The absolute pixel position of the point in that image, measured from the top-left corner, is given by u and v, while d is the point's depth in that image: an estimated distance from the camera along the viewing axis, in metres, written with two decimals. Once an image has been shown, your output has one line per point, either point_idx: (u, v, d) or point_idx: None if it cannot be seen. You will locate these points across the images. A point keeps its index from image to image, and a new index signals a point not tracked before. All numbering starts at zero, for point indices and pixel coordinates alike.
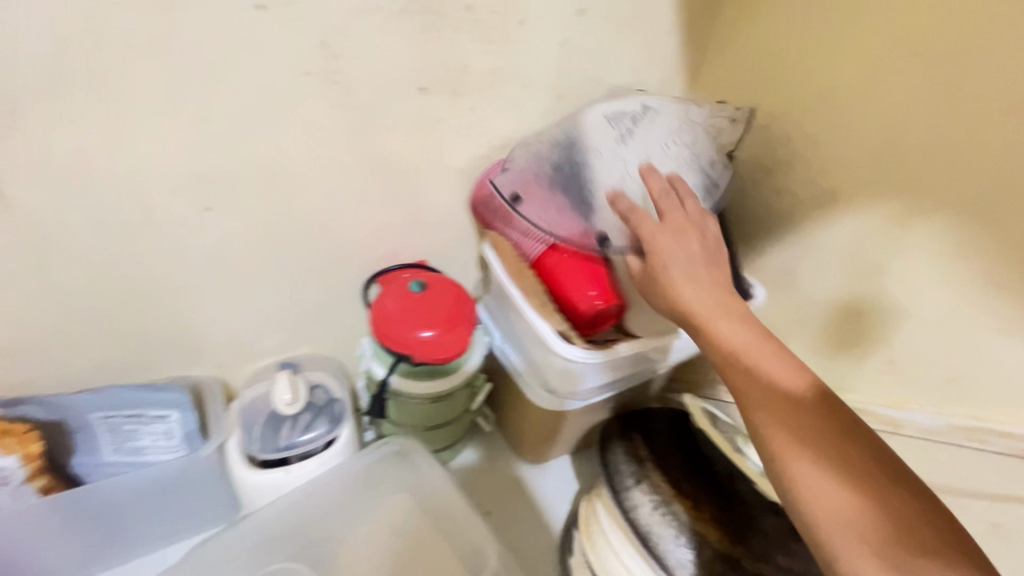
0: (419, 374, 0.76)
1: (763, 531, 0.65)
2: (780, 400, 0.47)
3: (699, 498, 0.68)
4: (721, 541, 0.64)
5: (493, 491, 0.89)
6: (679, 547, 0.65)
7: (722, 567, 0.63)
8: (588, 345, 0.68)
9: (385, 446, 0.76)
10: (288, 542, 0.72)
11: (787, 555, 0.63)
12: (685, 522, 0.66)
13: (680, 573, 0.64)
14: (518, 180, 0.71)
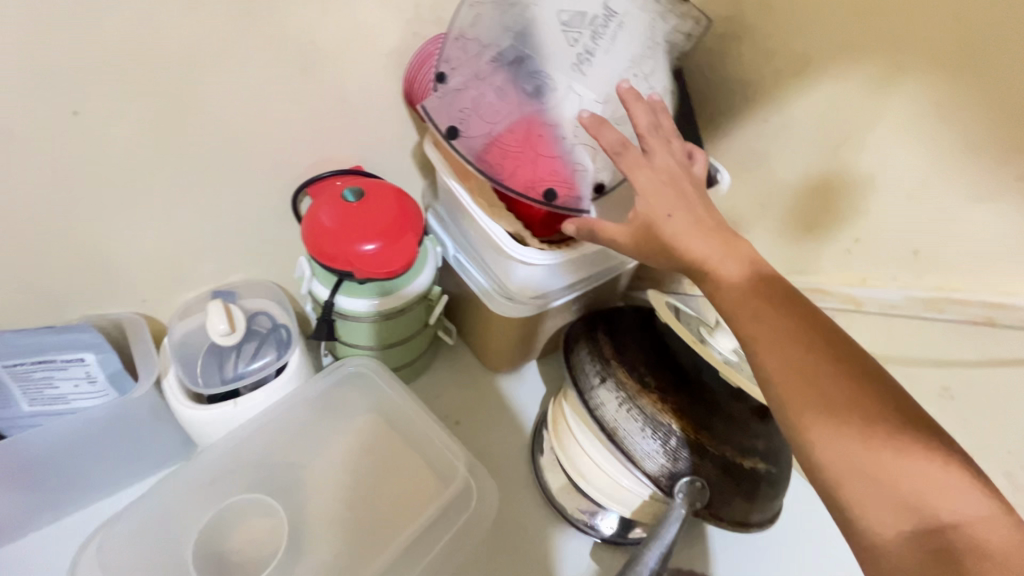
0: (366, 293, 0.70)
1: (727, 416, 0.66)
2: (796, 348, 0.41)
3: (664, 389, 0.67)
4: (687, 429, 0.64)
5: (462, 401, 0.87)
6: (646, 439, 0.65)
7: (687, 453, 0.64)
8: (544, 246, 0.63)
9: (346, 367, 0.74)
10: (244, 474, 0.68)
11: (748, 436, 0.65)
12: (651, 414, 0.65)
13: (647, 463, 0.65)
14: (444, 103, 0.60)
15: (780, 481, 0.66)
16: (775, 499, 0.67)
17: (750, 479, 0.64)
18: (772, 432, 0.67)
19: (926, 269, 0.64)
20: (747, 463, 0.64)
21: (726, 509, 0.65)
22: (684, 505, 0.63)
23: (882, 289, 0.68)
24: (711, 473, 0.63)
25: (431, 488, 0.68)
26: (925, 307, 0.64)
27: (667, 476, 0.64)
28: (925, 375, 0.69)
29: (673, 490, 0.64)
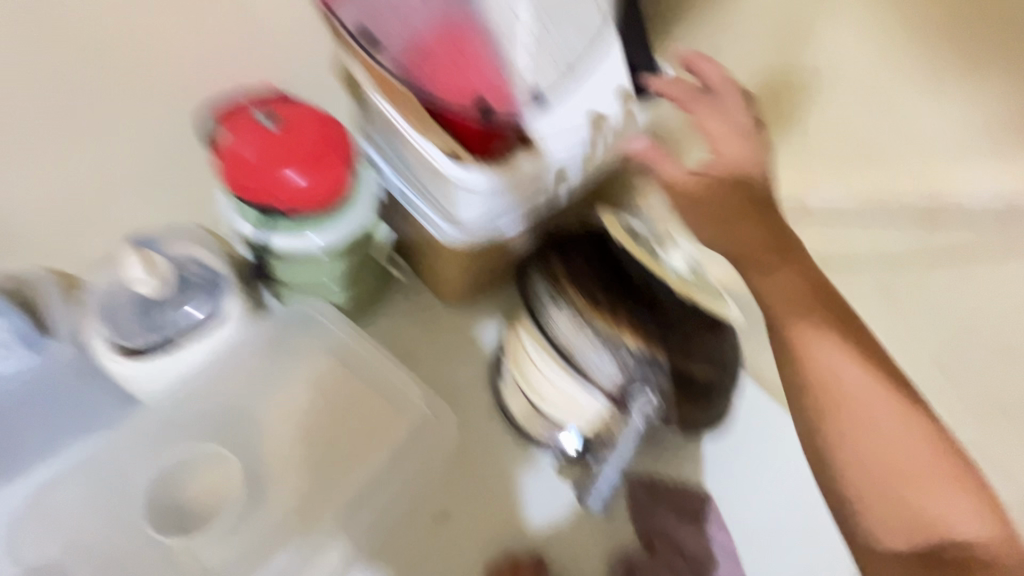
0: (296, 227, 0.63)
1: (676, 326, 0.67)
2: (853, 390, 0.53)
3: (616, 306, 0.66)
4: (638, 343, 0.65)
5: (418, 334, 0.85)
6: (599, 357, 0.66)
7: (638, 366, 0.65)
8: (482, 164, 0.59)
9: (290, 309, 0.71)
10: (194, 423, 0.66)
11: (695, 344, 0.67)
12: (603, 332, 0.65)
13: (601, 379, 0.66)
14: (359, 7, 0.58)
15: (723, 381, 0.71)
16: (717, 397, 0.72)
17: (697, 382, 0.67)
18: (721, 341, 0.69)
19: (872, 164, 0.63)
20: (692, 367, 0.67)
21: (673, 411, 0.69)
22: (637, 413, 0.66)
23: (829, 190, 0.67)
24: (660, 382, 0.66)
25: (387, 418, 0.68)
26: (866, 204, 0.65)
27: (621, 389, 0.66)
28: (865, 273, 0.70)
29: (626, 401, 0.66)
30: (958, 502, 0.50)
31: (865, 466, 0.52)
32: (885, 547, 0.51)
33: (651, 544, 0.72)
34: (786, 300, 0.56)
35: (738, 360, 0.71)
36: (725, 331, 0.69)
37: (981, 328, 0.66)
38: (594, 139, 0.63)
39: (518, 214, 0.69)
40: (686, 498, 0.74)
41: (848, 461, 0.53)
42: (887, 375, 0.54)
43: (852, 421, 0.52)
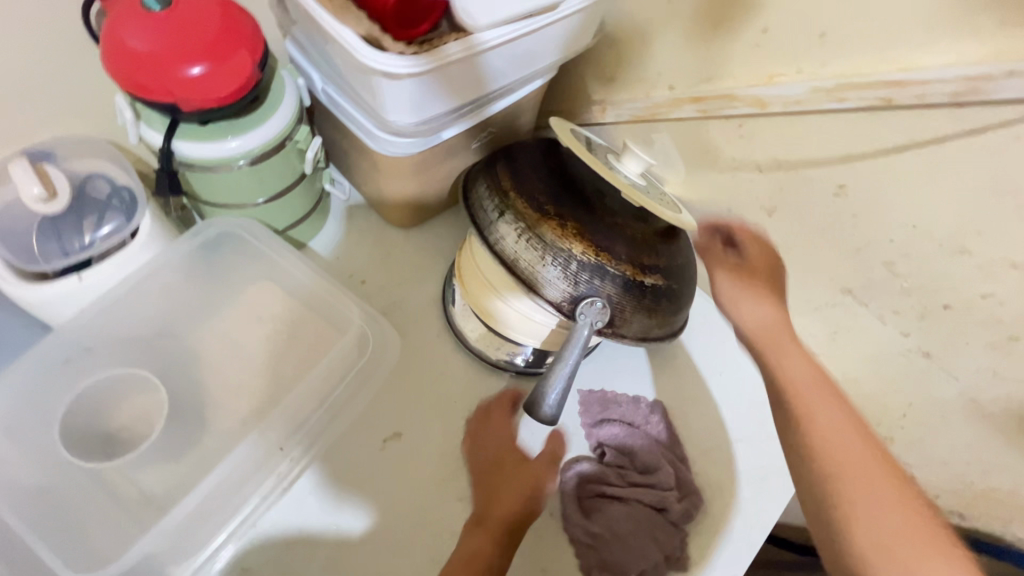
0: (213, 134, 0.58)
1: (626, 236, 0.64)
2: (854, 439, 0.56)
3: (565, 215, 0.63)
4: (586, 251, 0.61)
5: (367, 259, 0.81)
6: (547, 267, 0.62)
7: (588, 275, 0.61)
8: (405, 51, 0.53)
9: (211, 229, 0.66)
10: (118, 352, 0.62)
11: (649, 255, 0.64)
12: (552, 242, 0.61)
13: (548, 291, 0.62)
14: None
15: (681, 296, 0.67)
16: (676, 314, 0.67)
17: (651, 294, 0.63)
18: (674, 251, 0.67)
19: (832, 51, 0.58)
20: (647, 278, 0.63)
21: (628, 327, 0.64)
22: (585, 326, 0.61)
23: (789, 84, 0.62)
24: (611, 291, 0.62)
25: (332, 341, 0.65)
26: (828, 97, 0.59)
27: (569, 300, 0.62)
28: (821, 175, 0.65)
29: (575, 313, 0.62)
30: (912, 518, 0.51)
31: (868, 526, 0.50)
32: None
33: (602, 452, 0.70)
34: (762, 336, 0.69)
35: (693, 272, 0.69)
36: (677, 239, 0.68)
37: (938, 230, 0.60)
38: (538, 22, 0.57)
39: (456, 118, 0.65)
40: (639, 409, 0.74)
41: (836, 482, 0.53)
42: (835, 393, 0.61)
43: (854, 487, 0.53)
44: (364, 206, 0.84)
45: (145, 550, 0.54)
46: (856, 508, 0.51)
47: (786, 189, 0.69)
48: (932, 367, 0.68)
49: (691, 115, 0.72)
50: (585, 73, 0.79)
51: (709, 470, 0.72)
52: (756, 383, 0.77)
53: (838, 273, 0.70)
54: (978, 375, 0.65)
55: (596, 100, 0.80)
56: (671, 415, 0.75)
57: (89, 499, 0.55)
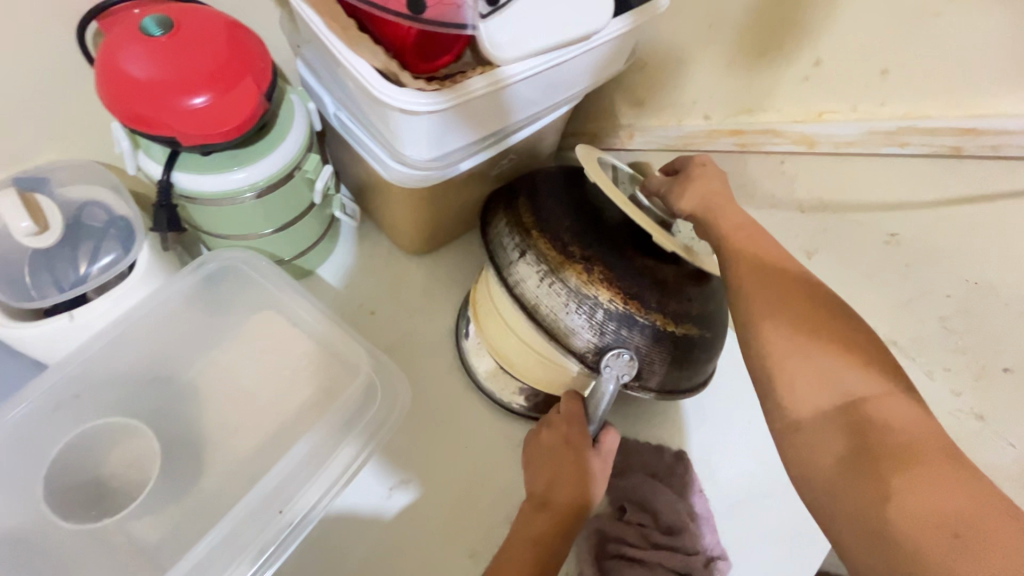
0: (217, 166, 0.54)
1: (657, 279, 0.58)
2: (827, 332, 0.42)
3: (593, 257, 0.57)
4: (614, 299, 0.56)
5: (378, 287, 0.77)
6: (571, 315, 0.57)
7: (615, 326, 0.56)
8: (426, 86, 0.49)
9: (214, 262, 0.62)
10: (110, 389, 0.58)
11: (682, 300, 0.58)
12: (577, 289, 0.56)
13: (571, 339, 0.57)
14: None
15: (714, 344, 0.61)
16: (708, 364, 0.62)
17: (682, 344, 0.58)
18: (708, 294, 0.61)
19: (891, 90, 0.53)
20: (678, 328, 0.57)
21: (656, 380, 0.59)
22: (611, 381, 0.56)
23: (840, 124, 0.57)
24: (640, 343, 0.56)
25: (335, 381, 0.61)
26: (886, 141, 0.54)
27: (593, 351, 0.57)
28: (870, 220, 0.61)
29: (599, 366, 0.57)
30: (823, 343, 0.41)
31: (798, 381, 0.40)
32: (812, 458, 0.38)
33: (622, 506, 0.66)
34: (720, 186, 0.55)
35: (724, 317, 0.63)
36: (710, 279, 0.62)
37: (1004, 290, 0.54)
38: (569, 53, 0.52)
39: (477, 151, 0.61)
40: (663, 460, 0.70)
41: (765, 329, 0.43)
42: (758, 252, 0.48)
43: (778, 334, 0.42)
44: (376, 230, 0.80)
45: None
46: (783, 359, 0.41)
47: (829, 230, 0.65)
48: (985, 430, 0.60)
49: (728, 148, 0.67)
50: (615, 97, 0.74)
51: (737, 526, 0.68)
52: None
53: (882, 325, 0.65)
54: None
55: (626, 125, 0.75)
56: (694, 465, 0.71)
57: (74, 555, 0.51)
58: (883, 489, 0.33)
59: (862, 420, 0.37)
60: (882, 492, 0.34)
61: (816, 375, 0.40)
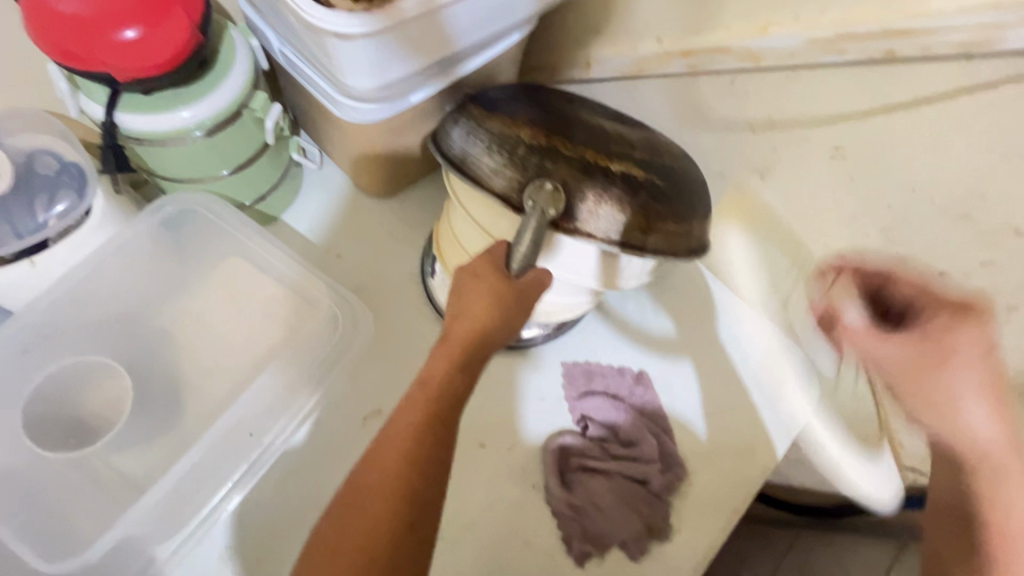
0: (161, 106, 0.54)
1: (591, 133, 0.55)
2: None
3: (515, 112, 0.55)
4: (535, 137, 0.52)
5: (345, 232, 0.77)
6: (491, 157, 0.53)
7: (537, 159, 0.51)
8: (358, 10, 0.49)
9: (172, 205, 0.63)
10: (83, 333, 0.60)
11: (617, 148, 0.54)
12: (497, 133, 0.53)
13: (493, 182, 0.52)
14: None
15: (670, 197, 0.54)
16: (668, 221, 0.53)
17: (620, 180, 0.51)
18: (663, 165, 0.55)
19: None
20: (612, 165, 0.52)
21: (595, 224, 0.51)
22: (535, 211, 0.48)
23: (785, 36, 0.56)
24: (565, 176, 0.51)
25: (298, 311, 0.64)
26: (825, 50, 0.55)
27: (518, 191, 0.51)
28: (816, 136, 0.62)
29: (523, 201, 0.50)
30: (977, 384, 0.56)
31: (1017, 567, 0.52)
32: None
33: (586, 424, 0.70)
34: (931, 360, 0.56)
35: (694, 194, 0.56)
36: (666, 156, 0.57)
37: (937, 195, 0.57)
38: None
39: (427, 83, 0.60)
40: (626, 381, 0.72)
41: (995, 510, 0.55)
42: None
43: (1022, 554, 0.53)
44: (340, 176, 0.79)
45: (123, 536, 0.53)
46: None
47: (778, 148, 0.66)
48: None
49: (680, 70, 0.68)
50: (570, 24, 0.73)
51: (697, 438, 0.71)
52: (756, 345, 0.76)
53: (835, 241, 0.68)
54: None
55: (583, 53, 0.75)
56: (659, 387, 0.73)
57: (61, 482, 0.53)
58: None
59: None
60: None
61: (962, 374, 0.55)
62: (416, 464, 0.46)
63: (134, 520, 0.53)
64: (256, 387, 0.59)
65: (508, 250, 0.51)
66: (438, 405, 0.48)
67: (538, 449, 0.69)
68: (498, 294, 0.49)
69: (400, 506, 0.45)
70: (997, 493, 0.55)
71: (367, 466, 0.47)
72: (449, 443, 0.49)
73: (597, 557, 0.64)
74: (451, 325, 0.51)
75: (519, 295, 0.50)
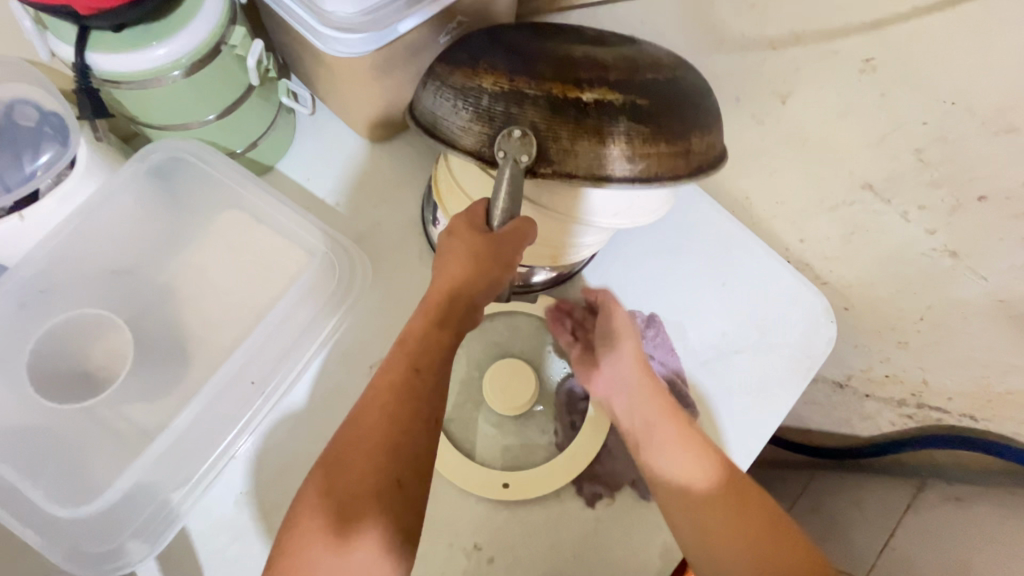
0: (133, 44, 0.51)
1: (560, 59, 0.46)
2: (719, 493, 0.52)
3: (477, 56, 0.48)
4: (498, 81, 0.46)
5: (342, 181, 0.74)
6: (458, 114, 0.47)
7: (503, 106, 0.45)
8: None
9: (158, 153, 0.62)
10: (85, 284, 0.61)
11: (592, 69, 0.46)
12: (461, 85, 0.47)
13: (465, 139, 0.47)
14: None
15: (665, 115, 0.46)
16: (660, 142, 0.46)
17: (596, 111, 0.44)
18: (656, 82, 0.47)
19: None
20: (585, 94, 0.45)
21: (577, 163, 0.45)
22: (507, 161, 0.45)
23: None
24: (536, 118, 0.45)
25: (293, 260, 0.63)
26: None
27: (490, 145, 0.46)
28: (846, 49, 0.72)
29: (495, 153, 0.45)
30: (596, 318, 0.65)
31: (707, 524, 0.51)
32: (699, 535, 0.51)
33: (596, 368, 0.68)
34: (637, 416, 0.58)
35: (697, 107, 0.48)
36: (660, 68, 0.48)
37: None
38: None
39: (417, 7, 0.55)
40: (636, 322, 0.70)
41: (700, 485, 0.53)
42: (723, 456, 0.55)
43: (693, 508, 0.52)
44: (335, 122, 0.76)
45: (136, 481, 0.54)
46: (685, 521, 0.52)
47: (801, 67, 0.73)
48: (957, 267, 0.68)
49: None
50: None
51: (713, 381, 0.69)
52: (774, 284, 0.72)
53: (859, 167, 0.72)
54: (1007, 271, 0.65)
55: None
56: (672, 333, 0.71)
57: (75, 432, 0.55)
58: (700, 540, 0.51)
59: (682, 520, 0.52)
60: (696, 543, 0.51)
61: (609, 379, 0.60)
62: (406, 417, 0.47)
63: (150, 461, 0.54)
64: (252, 335, 0.58)
65: (489, 208, 0.49)
66: (421, 360, 0.49)
67: (549, 395, 0.68)
68: (472, 252, 0.49)
69: (390, 460, 0.45)
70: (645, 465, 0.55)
71: (357, 420, 0.47)
72: (437, 393, 0.49)
73: (608, 497, 0.64)
74: (432, 286, 0.52)
75: (494, 250, 0.48)
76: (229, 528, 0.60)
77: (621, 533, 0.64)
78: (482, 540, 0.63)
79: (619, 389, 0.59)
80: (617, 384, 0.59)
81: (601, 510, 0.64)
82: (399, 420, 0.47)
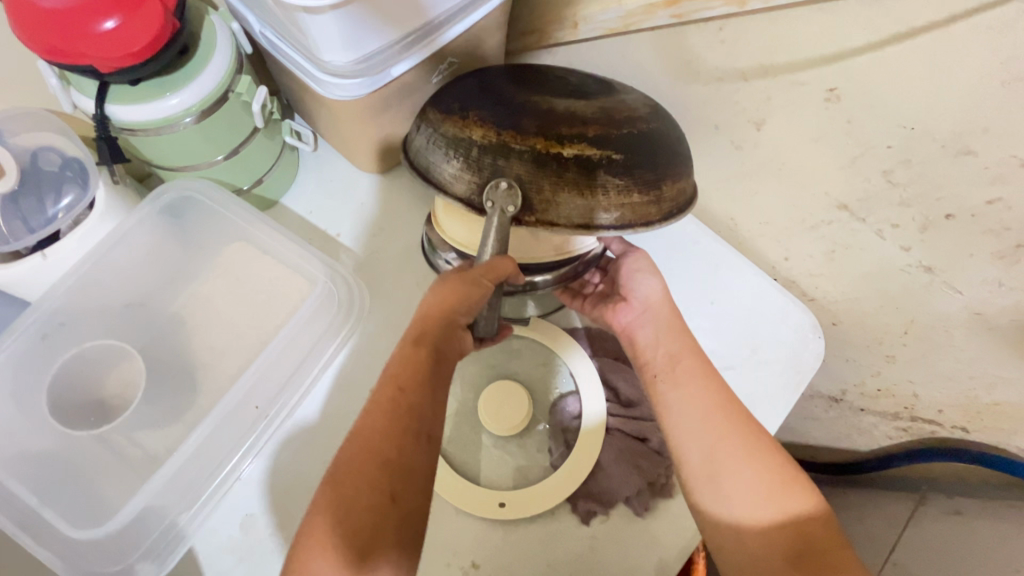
0: (150, 97, 0.55)
1: (544, 113, 0.50)
2: (772, 517, 0.51)
3: (467, 106, 0.52)
4: (487, 134, 0.49)
5: (343, 213, 0.78)
6: (449, 162, 0.51)
7: (491, 159, 0.49)
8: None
9: (170, 193, 0.65)
10: (100, 316, 0.65)
11: (573, 124, 0.49)
12: (452, 135, 0.51)
13: (456, 185, 0.51)
14: None
15: (640, 169, 0.50)
16: (634, 193, 0.49)
17: (575, 166, 0.48)
18: (633, 137, 0.50)
19: None
20: (565, 150, 0.48)
21: (559, 212, 0.49)
22: (494, 210, 0.49)
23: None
24: (521, 170, 0.48)
25: (296, 290, 0.66)
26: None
27: (479, 192, 0.50)
28: (811, 79, 0.68)
29: (483, 202, 0.49)
30: (636, 269, 0.67)
31: (746, 538, 0.51)
32: (738, 547, 0.51)
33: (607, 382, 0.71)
34: (685, 419, 0.56)
35: (669, 160, 0.52)
36: (636, 122, 0.52)
37: (937, 132, 0.63)
38: None
39: (409, 50, 0.60)
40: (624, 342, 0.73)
41: (749, 503, 0.51)
42: (779, 471, 0.53)
43: (738, 521, 0.51)
44: (336, 158, 0.81)
45: (143, 507, 0.56)
46: (724, 531, 0.52)
47: (772, 96, 0.72)
48: (934, 282, 0.70)
49: (666, 21, 0.72)
50: None
51: None
52: (762, 303, 0.74)
53: (835, 192, 0.73)
54: (979, 286, 0.68)
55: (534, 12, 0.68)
56: None
57: (90, 457, 0.58)
58: (740, 553, 0.51)
59: (722, 529, 0.52)
60: (736, 555, 0.51)
61: (688, 408, 0.57)
62: (397, 439, 0.49)
63: (159, 486, 0.57)
64: (255, 363, 0.61)
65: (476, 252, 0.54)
66: (407, 382, 0.51)
67: (543, 414, 0.71)
68: (454, 287, 0.52)
69: (382, 481, 0.47)
70: (691, 470, 0.54)
71: (350, 445, 0.50)
72: (427, 416, 0.51)
73: (603, 515, 0.66)
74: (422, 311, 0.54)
75: (473, 279, 0.52)
76: (234, 551, 0.62)
77: (616, 552, 0.65)
78: (480, 559, 0.64)
79: (647, 321, 0.64)
80: (643, 316, 0.65)
81: (596, 528, 0.65)
82: (393, 440, 0.49)
